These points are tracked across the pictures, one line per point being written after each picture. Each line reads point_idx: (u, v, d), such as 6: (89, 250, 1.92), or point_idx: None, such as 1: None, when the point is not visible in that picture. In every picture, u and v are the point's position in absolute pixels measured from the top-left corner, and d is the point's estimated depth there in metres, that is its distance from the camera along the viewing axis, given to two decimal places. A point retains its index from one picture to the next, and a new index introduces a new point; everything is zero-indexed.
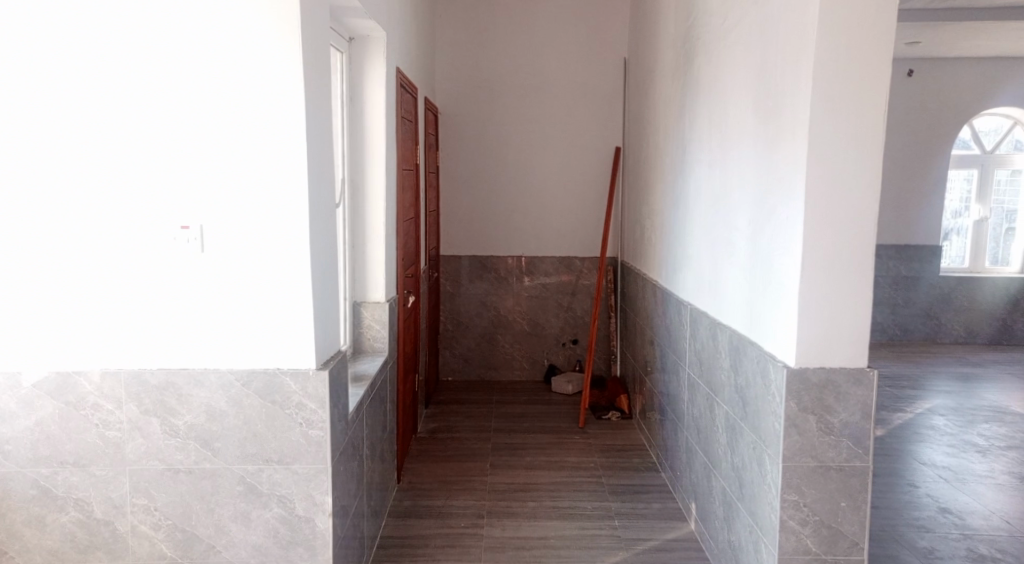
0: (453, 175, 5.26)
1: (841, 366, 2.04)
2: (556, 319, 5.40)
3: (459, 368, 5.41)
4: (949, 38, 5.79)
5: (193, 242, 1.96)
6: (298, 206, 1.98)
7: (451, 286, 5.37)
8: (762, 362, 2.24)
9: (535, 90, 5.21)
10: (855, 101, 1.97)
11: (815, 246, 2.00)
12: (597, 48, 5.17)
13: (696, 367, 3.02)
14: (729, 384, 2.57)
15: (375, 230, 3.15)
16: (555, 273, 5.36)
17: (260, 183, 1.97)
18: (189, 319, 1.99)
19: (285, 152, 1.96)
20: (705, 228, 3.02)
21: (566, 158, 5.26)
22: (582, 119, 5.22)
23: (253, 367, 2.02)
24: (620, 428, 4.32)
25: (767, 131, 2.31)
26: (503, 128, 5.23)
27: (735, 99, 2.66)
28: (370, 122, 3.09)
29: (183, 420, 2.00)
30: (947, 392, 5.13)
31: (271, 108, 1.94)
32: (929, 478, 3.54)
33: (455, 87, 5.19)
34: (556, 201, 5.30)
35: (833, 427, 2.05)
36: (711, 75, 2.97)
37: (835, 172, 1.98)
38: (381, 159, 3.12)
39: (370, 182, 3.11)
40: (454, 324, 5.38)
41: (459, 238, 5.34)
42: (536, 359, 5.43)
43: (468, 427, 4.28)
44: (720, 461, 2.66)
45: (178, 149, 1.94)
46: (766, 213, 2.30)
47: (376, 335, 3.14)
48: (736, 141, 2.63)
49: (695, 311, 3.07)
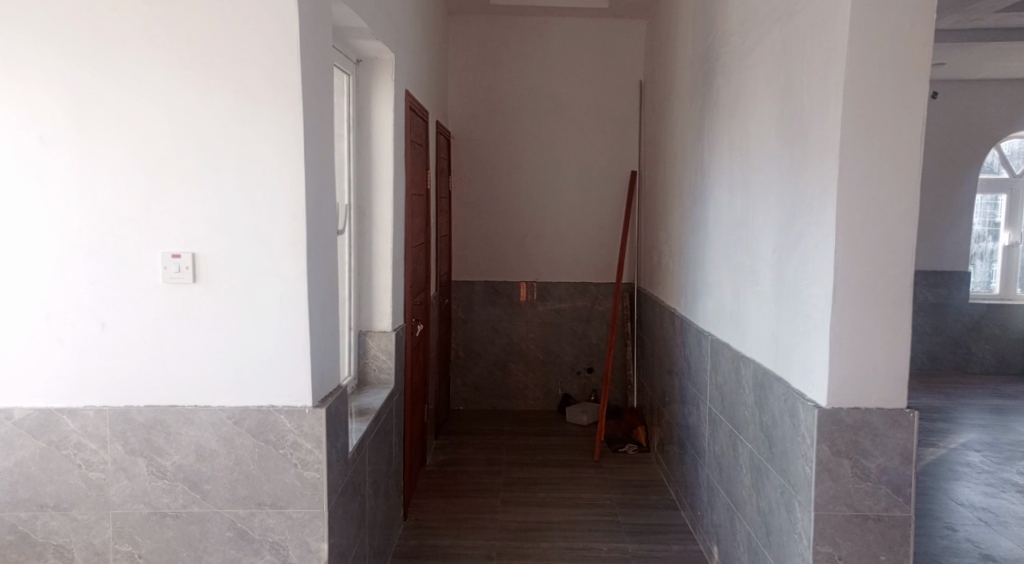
0: (465, 199, 5.18)
1: (877, 406, 1.88)
2: (570, 346, 5.25)
3: (470, 397, 5.27)
4: (976, 59, 5.65)
5: (184, 272, 1.86)
6: (295, 235, 1.88)
7: (463, 313, 5.25)
8: (790, 401, 2.09)
9: (549, 114, 5.13)
10: (887, 122, 1.84)
11: (846, 277, 1.86)
12: (612, 71, 5.08)
13: (718, 402, 2.86)
14: (753, 421, 2.41)
15: (381, 256, 3.04)
16: (570, 299, 5.23)
17: (256, 211, 1.87)
18: (178, 354, 1.88)
19: (283, 177, 1.86)
20: (727, 255, 2.87)
21: (581, 181, 5.15)
22: (597, 142, 5.12)
23: (246, 405, 1.90)
24: (637, 462, 4.14)
25: (792, 154, 2.18)
26: (517, 152, 5.15)
27: (757, 121, 2.54)
28: (378, 146, 3.01)
29: (171, 460, 1.88)
30: (980, 425, 4.90)
31: (269, 130, 1.85)
32: (968, 521, 3.33)
33: (468, 110, 5.12)
34: (570, 226, 5.19)
35: (870, 472, 1.88)
36: (731, 96, 2.86)
37: (868, 197, 1.85)
38: (388, 183, 3.03)
39: (376, 206, 3.02)
40: (465, 352, 5.26)
41: (471, 263, 5.23)
42: (550, 388, 5.27)
43: (479, 460, 4.13)
44: (744, 504, 2.49)
45: (170, 174, 1.85)
46: (793, 240, 2.16)
47: (382, 366, 3.02)
48: (760, 165, 2.50)
49: (716, 342, 2.92)
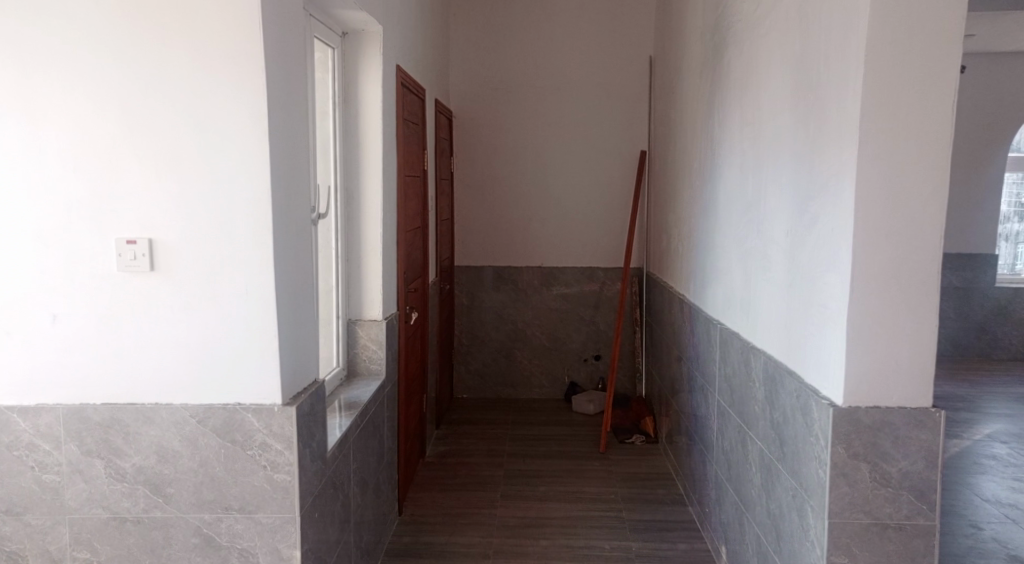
0: (468, 182, 5.01)
1: (899, 405, 1.70)
2: (577, 333, 5.09)
3: (475, 386, 5.14)
4: (1009, 29, 5.34)
5: (140, 259, 1.72)
6: (260, 219, 1.73)
7: (467, 299, 5.10)
8: (803, 398, 1.91)
9: (555, 92, 4.92)
10: (915, 89, 1.64)
11: (865, 263, 1.67)
12: (622, 46, 4.86)
13: (726, 395, 2.69)
14: (764, 418, 2.24)
15: (371, 241, 2.90)
16: (577, 284, 5.05)
17: (217, 193, 1.72)
18: (136, 348, 1.75)
19: (246, 157, 1.71)
20: (738, 239, 2.69)
21: (588, 162, 4.95)
22: (605, 121, 4.91)
23: (210, 403, 1.77)
24: (645, 454, 3.99)
25: (807, 127, 1.99)
26: (522, 131, 4.96)
27: (770, 92, 2.34)
28: (366, 125, 2.85)
29: (130, 462, 1.76)
30: (1007, 415, 4.68)
31: (231, 105, 1.70)
32: (995, 519, 3.13)
33: (471, 88, 4.93)
34: (577, 209, 5.00)
35: (891, 477, 1.71)
36: (743, 67, 2.66)
37: (891, 173, 1.65)
38: (378, 165, 2.87)
39: (366, 189, 2.87)
40: (469, 339, 5.12)
41: (474, 247, 5.07)
42: (557, 377, 5.12)
43: (481, 451, 4.00)
44: (754, 505, 2.33)
45: (122, 153, 1.70)
46: (808, 222, 1.98)
47: (372, 356, 2.89)
48: (772, 140, 2.31)
49: (725, 332, 2.74)
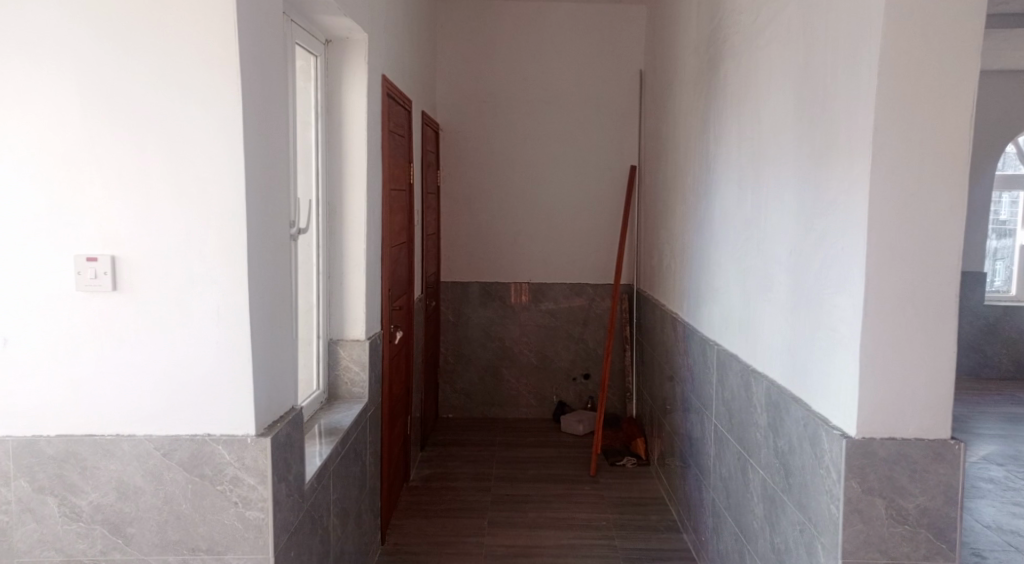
0: (455, 196, 4.90)
1: (915, 437, 1.60)
2: (566, 351, 4.98)
3: (460, 405, 5.00)
4: (998, 47, 5.35)
5: (102, 278, 1.58)
6: (233, 235, 1.60)
7: (453, 315, 4.97)
8: (810, 427, 1.81)
9: (544, 105, 4.84)
10: (931, 102, 1.55)
11: (879, 286, 1.58)
12: (611, 59, 4.80)
13: (725, 420, 2.59)
14: (766, 445, 2.14)
15: (354, 257, 2.77)
16: (565, 300, 4.95)
17: (186, 207, 1.59)
18: (96, 375, 1.61)
19: (218, 168, 1.58)
20: (736, 258, 2.59)
21: (577, 177, 4.87)
22: (594, 135, 4.83)
23: (177, 434, 1.64)
24: (636, 477, 3.87)
25: (812, 143, 1.90)
26: (510, 145, 4.86)
27: (771, 106, 2.25)
28: (350, 136, 2.74)
29: (88, 499, 1.62)
30: (1000, 436, 4.62)
31: (203, 113, 1.58)
32: (996, 546, 3.04)
33: (458, 100, 4.84)
34: (565, 224, 4.90)
35: (908, 514, 1.60)
36: (741, 81, 2.58)
37: (906, 190, 1.56)
38: (362, 178, 2.75)
39: (349, 203, 2.75)
40: (455, 356, 4.99)
41: (461, 262, 4.96)
42: (545, 396, 5.00)
43: (467, 475, 3.86)
44: (756, 538, 2.22)
45: (82, 164, 1.57)
46: (813, 241, 1.89)
47: (354, 378, 2.75)
48: (774, 155, 2.22)
49: (723, 354, 2.64)
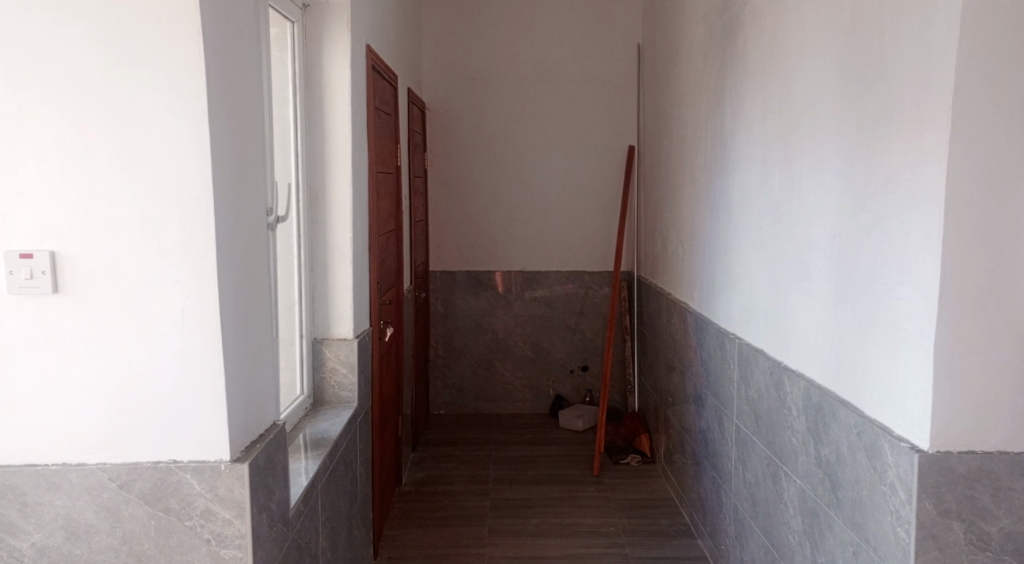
0: (444, 180, 4.63)
1: (996, 450, 1.40)
2: (562, 343, 4.75)
3: (452, 401, 4.77)
4: None
5: (39, 278, 1.31)
6: (199, 226, 1.34)
7: (443, 307, 4.72)
8: (866, 436, 1.60)
9: (536, 83, 4.58)
10: (1019, 64, 1.33)
11: (960, 277, 1.35)
12: (608, 34, 4.54)
13: (751, 422, 2.38)
14: (806, 453, 1.93)
15: (339, 247, 2.51)
16: (561, 289, 4.71)
17: (141, 193, 1.33)
18: (35, 394, 1.35)
19: (179, 145, 1.32)
20: (761, 243, 2.37)
21: (572, 159, 4.62)
22: (590, 115, 4.58)
23: (135, 462, 1.38)
24: (642, 476, 3.67)
25: (864, 113, 1.67)
26: (501, 125, 4.60)
27: (805, 73, 2.02)
28: (333, 113, 2.47)
29: (29, 541, 1.36)
30: None
31: (159, 79, 1.31)
32: None
33: (445, 79, 4.56)
34: (560, 209, 4.66)
35: (989, 537, 1.41)
36: (764, 48, 2.34)
37: (991, 165, 1.34)
38: (347, 158, 2.48)
39: (333, 187, 2.49)
40: (446, 350, 4.74)
41: (450, 250, 4.70)
42: (541, 389, 4.78)
43: (463, 478, 3.63)
44: (792, 553, 2.01)
45: (12, 141, 1.30)
46: (865, 225, 1.66)
47: (341, 381, 2.50)
48: (810, 128, 1.99)
49: (747, 349, 2.43)
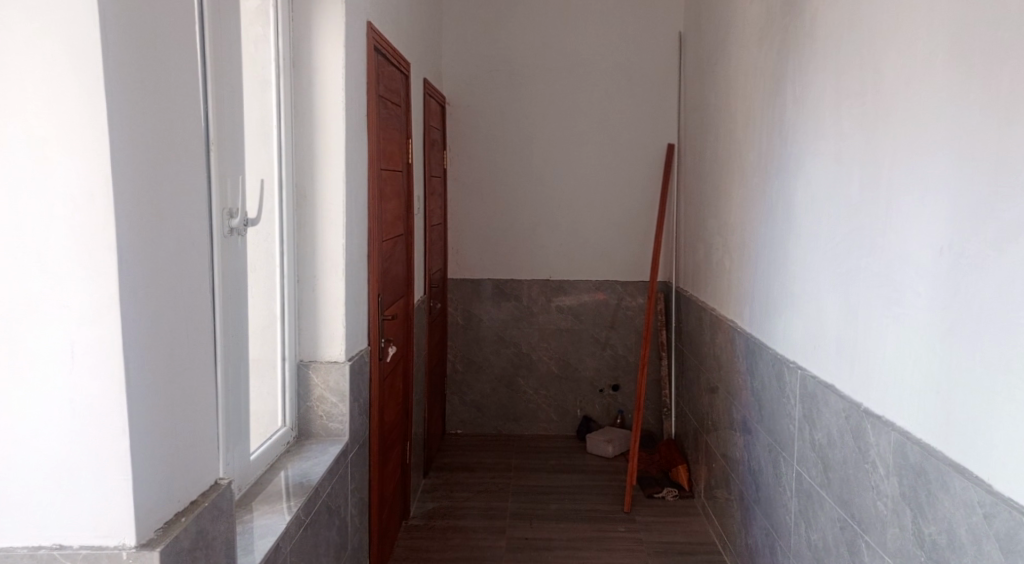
0: (464, 180, 4.28)
1: None
2: (592, 359, 4.34)
3: (471, 420, 4.41)
4: None
5: None
6: (94, 235, 0.99)
7: (463, 318, 4.36)
8: (994, 523, 1.18)
9: (567, 75, 4.20)
10: None
11: None
12: (646, 21, 4.13)
13: (819, 474, 1.96)
14: (900, 527, 1.52)
15: (330, 254, 2.16)
16: (591, 300, 4.31)
17: (15, 185, 0.99)
18: None
19: (67, 122, 0.97)
20: (834, 256, 1.95)
21: (605, 157, 4.22)
22: (626, 109, 4.18)
23: (13, 545, 1.06)
24: (679, 514, 3.25)
25: (992, 87, 1.26)
26: (527, 121, 4.23)
27: (900, 43, 1.60)
28: (324, 99, 2.12)
29: None
30: None
31: (41, 33, 0.96)
32: None
33: (467, 71, 4.22)
34: (591, 212, 4.26)
35: None
36: (839, 17, 1.92)
37: None
38: (340, 153, 2.13)
39: (323, 186, 2.15)
40: (465, 365, 4.38)
41: (470, 256, 4.34)
42: (568, 410, 4.38)
43: (479, 511, 3.27)
44: None
45: None
46: (994, 237, 1.24)
47: (331, 411, 2.16)
48: (906, 113, 1.57)
49: (812, 384, 2.01)
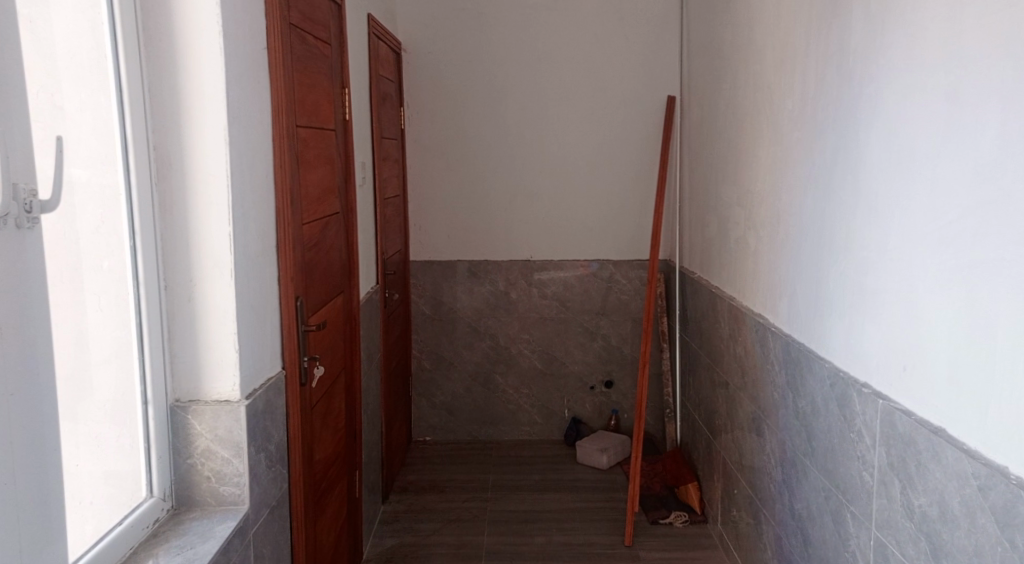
0: (426, 142, 3.60)
1: None
2: (580, 352, 3.74)
3: (442, 426, 3.80)
4: None
5: None
6: None
7: (429, 307, 3.72)
8: None
9: (546, 13, 3.50)
10: None
11: None
12: None
13: (920, 557, 1.35)
14: None
15: (211, 248, 1.50)
16: (578, 283, 3.69)
17: None
18: None
19: None
20: (942, 241, 1.32)
21: (593, 113, 3.55)
22: (617, 55, 3.50)
23: None
24: (690, 548, 2.69)
25: None
26: (500, 71, 3.54)
27: None
28: (189, 21, 1.44)
29: None
30: None
31: None
32: None
33: (427, 11, 3.50)
34: (578, 179, 3.61)
35: None
36: None
37: None
38: (218, 101, 1.46)
39: (195, 148, 1.47)
40: (433, 361, 3.76)
41: (436, 233, 3.68)
42: (553, 411, 3.78)
43: (447, 551, 2.67)
44: None
45: None
46: None
47: (220, 471, 1.52)
48: None
49: (907, 426, 1.39)
